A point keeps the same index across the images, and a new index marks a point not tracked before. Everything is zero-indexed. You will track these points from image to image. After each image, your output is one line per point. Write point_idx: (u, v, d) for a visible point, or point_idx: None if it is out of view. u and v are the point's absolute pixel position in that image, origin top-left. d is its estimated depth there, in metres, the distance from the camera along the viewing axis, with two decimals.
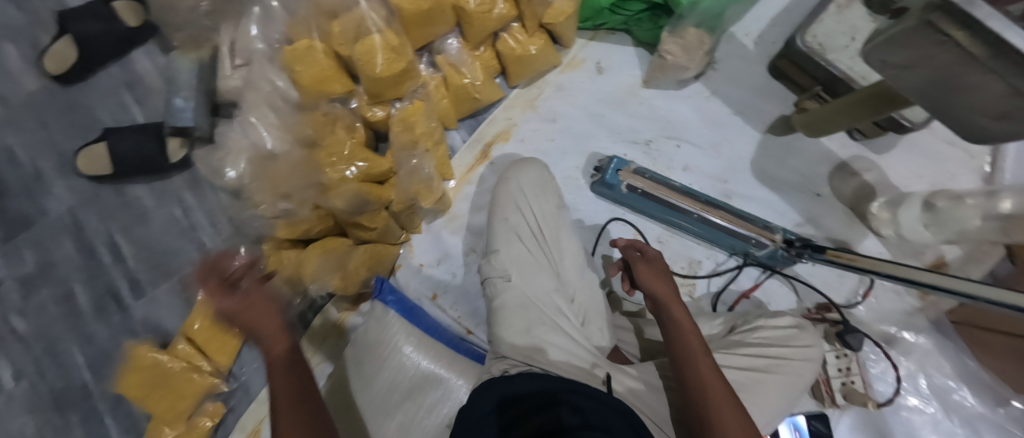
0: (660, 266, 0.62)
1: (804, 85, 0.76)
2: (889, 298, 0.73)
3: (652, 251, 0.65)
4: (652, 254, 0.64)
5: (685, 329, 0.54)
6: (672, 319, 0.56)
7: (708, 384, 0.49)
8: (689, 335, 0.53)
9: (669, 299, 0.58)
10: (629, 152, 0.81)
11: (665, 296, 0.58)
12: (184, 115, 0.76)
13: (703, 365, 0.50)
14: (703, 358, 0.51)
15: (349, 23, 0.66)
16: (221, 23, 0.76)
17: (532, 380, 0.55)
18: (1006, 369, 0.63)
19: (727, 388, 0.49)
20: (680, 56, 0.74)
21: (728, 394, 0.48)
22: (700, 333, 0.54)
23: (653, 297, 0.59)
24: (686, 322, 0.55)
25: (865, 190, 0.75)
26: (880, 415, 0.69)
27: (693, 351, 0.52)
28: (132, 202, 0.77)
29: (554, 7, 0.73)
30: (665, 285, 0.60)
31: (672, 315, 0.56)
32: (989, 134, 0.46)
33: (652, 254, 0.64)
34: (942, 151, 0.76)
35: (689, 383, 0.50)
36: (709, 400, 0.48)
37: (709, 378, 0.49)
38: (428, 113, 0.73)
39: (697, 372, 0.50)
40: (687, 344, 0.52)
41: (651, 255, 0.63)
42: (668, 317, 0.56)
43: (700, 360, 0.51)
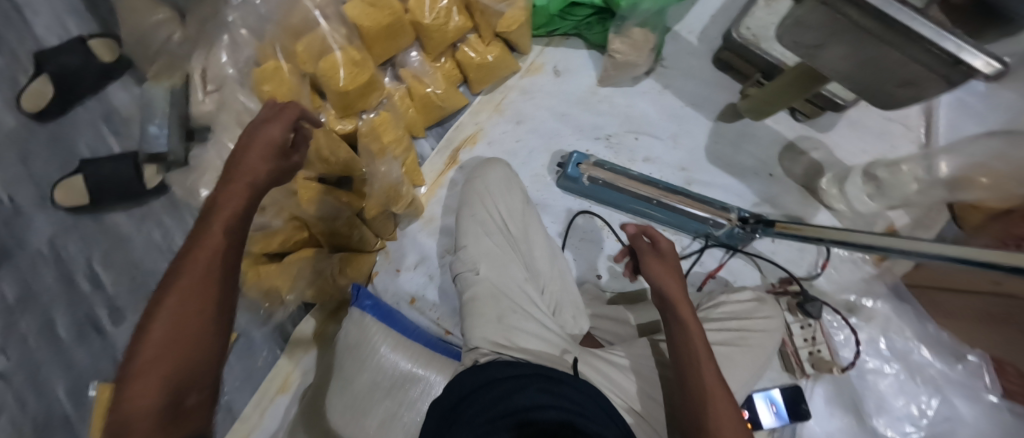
0: (671, 261, 0.57)
1: (746, 73, 0.81)
2: (848, 267, 0.76)
3: (665, 241, 0.60)
4: (665, 246, 0.59)
5: (693, 335, 0.51)
6: (684, 323, 0.52)
7: (709, 390, 0.48)
8: (695, 340, 0.51)
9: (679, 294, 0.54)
10: (593, 148, 0.84)
11: (677, 296, 0.53)
12: (158, 141, 0.78)
13: (705, 372, 0.49)
14: (707, 364, 0.49)
15: (312, 43, 0.70)
16: (194, 52, 0.80)
17: (524, 371, 0.54)
18: (966, 328, 0.65)
19: (731, 403, 0.47)
20: (629, 53, 0.79)
21: (727, 406, 0.47)
22: (707, 342, 0.51)
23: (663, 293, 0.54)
24: (694, 328, 0.52)
25: (814, 168, 0.80)
26: (848, 381, 0.70)
27: (698, 355, 0.50)
28: (111, 229, 0.79)
29: (507, 15, 0.77)
30: (676, 284, 0.55)
31: (681, 315, 0.52)
32: (893, 100, 0.50)
33: (666, 242, 0.59)
34: (881, 127, 0.81)
35: (692, 390, 0.48)
36: (711, 408, 0.46)
37: (711, 384, 0.48)
38: (395, 122, 0.77)
39: (703, 379, 0.48)
40: (695, 351, 0.50)
41: (663, 249, 0.59)
42: (678, 323, 0.52)
43: (705, 367, 0.49)
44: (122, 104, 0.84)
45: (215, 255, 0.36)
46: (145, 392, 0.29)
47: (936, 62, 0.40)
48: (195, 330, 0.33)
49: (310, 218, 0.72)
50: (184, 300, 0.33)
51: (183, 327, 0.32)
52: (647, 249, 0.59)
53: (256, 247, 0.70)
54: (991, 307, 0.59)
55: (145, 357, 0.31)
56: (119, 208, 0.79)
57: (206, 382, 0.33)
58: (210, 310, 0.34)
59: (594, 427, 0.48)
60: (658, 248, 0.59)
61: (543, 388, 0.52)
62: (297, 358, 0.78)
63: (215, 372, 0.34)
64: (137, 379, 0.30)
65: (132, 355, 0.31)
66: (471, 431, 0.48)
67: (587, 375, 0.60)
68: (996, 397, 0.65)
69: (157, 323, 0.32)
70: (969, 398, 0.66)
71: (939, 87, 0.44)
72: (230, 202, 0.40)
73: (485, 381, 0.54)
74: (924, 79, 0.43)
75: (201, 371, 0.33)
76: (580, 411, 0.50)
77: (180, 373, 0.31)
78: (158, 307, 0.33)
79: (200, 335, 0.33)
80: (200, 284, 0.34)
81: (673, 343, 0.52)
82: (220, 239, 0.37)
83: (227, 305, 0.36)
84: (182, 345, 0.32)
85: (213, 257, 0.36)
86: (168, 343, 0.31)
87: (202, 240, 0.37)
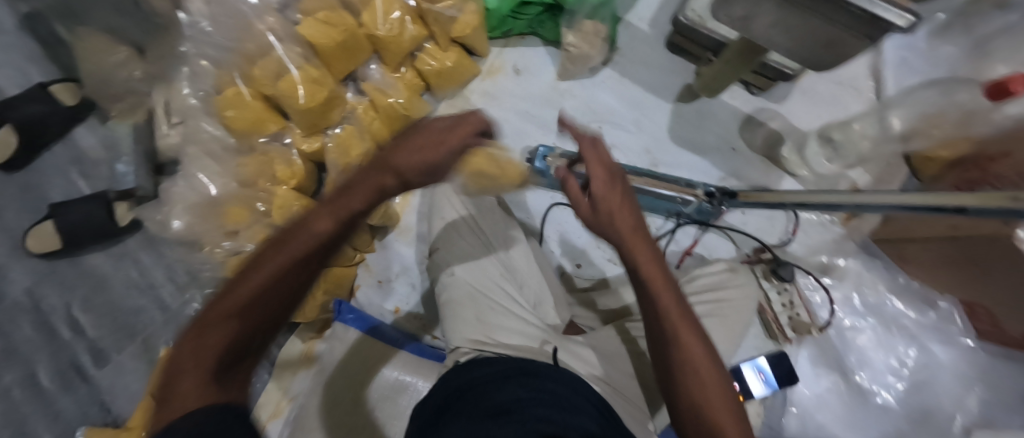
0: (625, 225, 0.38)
1: (698, 54, 0.83)
2: (817, 229, 0.78)
3: (603, 188, 0.37)
4: (607, 206, 0.37)
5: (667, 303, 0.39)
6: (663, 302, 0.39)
7: (698, 365, 0.39)
8: (682, 327, 0.39)
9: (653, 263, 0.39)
10: (559, 140, 0.86)
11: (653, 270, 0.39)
12: (126, 179, 0.82)
13: (693, 343, 0.39)
14: (699, 351, 0.39)
15: (268, 66, 0.71)
16: (155, 87, 0.81)
17: (501, 367, 0.55)
18: (940, 274, 0.66)
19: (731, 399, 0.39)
20: (583, 46, 0.81)
21: (725, 393, 0.39)
22: (694, 321, 0.40)
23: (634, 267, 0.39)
24: (674, 309, 0.39)
25: (773, 138, 0.82)
26: (829, 341, 0.72)
27: (688, 345, 0.39)
28: (88, 271, 0.78)
29: (460, 20, 0.79)
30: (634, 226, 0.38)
31: (657, 293, 0.39)
32: (825, 62, 0.52)
33: (607, 191, 0.37)
34: (833, 92, 0.84)
35: (682, 384, 0.40)
36: (705, 405, 0.39)
37: (700, 363, 0.39)
38: (360, 135, 0.79)
39: (694, 371, 0.39)
40: (682, 343, 0.39)
41: (604, 210, 0.37)
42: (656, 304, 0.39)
43: (691, 345, 0.39)
44: (89, 146, 0.84)
45: (317, 241, 0.36)
46: (209, 345, 0.33)
47: (855, 21, 0.42)
48: (269, 299, 0.35)
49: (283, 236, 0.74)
50: (268, 274, 0.35)
51: (262, 299, 0.35)
52: (589, 211, 0.39)
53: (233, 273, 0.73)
54: (951, 253, 0.63)
55: (218, 311, 0.34)
56: (96, 248, 0.79)
57: (257, 341, 0.36)
58: (289, 286, 0.36)
59: (581, 418, 0.48)
60: (598, 207, 0.38)
61: (529, 383, 0.52)
62: (291, 381, 0.77)
63: (270, 331, 0.37)
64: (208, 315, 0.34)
65: (214, 303, 0.35)
66: (461, 422, 0.47)
67: (566, 363, 0.60)
68: (971, 340, 0.67)
69: (246, 286, 0.34)
70: (945, 343, 0.68)
71: (863, 46, 0.46)
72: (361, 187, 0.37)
73: (466, 383, 0.54)
74: (848, 38, 0.45)
75: (256, 332, 0.36)
76: (565, 404, 0.49)
77: (235, 340, 0.34)
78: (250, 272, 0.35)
79: (265, 309, 0.35)
80: (282, 264, 0.35)
81: (654, 330, 0.41)
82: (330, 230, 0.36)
83: (302, 282, 0.37)
84: (254, 309, 0.35)
85: (311, 241, 0.35)
86: (237, 308, 0.34)
87: (316, 224, 0.36)
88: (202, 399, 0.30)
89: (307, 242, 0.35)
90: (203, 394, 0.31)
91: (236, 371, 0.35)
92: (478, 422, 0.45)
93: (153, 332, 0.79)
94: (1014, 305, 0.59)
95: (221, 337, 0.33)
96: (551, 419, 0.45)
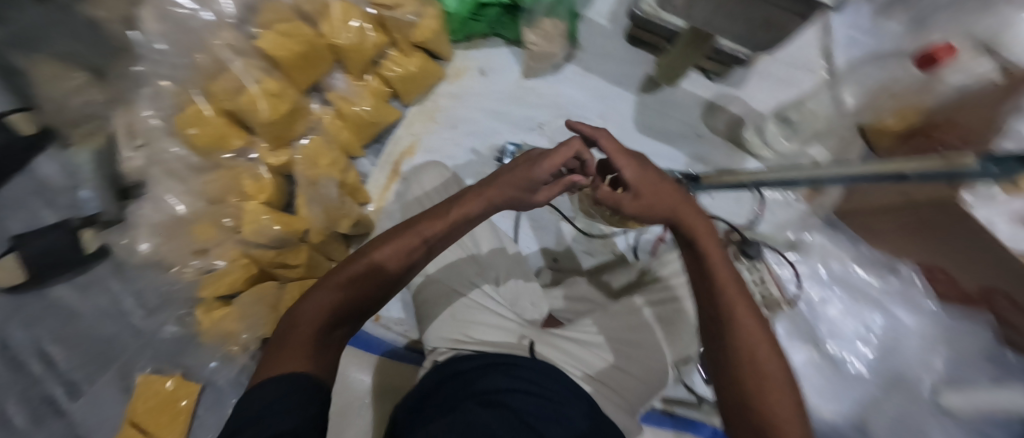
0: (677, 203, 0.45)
1: (657, 45, 0.85)
2: (781, 208, 0.83)
3: (637, 175, 0.46)
4: (648, 190, 0.45)
5: (723, 285, 0.42)
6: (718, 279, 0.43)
7: (752, 347, 0.41)
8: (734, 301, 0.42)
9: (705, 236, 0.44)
10: (528, 137, 0.87)
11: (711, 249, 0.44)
12: (90, 205, 0.76)
13: (750, 326, 0.41)
14: (752, 325, 0.41)
15: (228, 82, 0.70)
16: (115, 111, 0.79)
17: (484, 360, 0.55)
18: (901, 240, 0.70)
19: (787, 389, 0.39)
20: (543, 45, 0.83)
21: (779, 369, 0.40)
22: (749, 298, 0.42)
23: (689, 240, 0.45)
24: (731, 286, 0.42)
25: (735, 122, 0.85)
26: (800, 314, 0.75)
27: (741, 318, 0.41)
28: (54, 304, 0.70)
29: (421, 25, 0.79)
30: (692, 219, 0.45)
31: (712, 266, 0.43)
32: (761, 40, 0.58)
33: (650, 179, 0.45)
34: (789, 73, 0.86)
35: (737, 357, 0.41)
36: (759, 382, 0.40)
37: (757, 347, 0.40)
38: (328, 145, 0.79)
39: (746, 345, 0.41)
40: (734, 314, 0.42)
41: (645, 194, 0.45)
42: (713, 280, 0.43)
43: (748, 326, 0.41)
44: None
45: (415, 242, 0.48)
46: (318, 306, 0.43)
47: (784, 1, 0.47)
48: (371, 282, 0.46)
49: (254, 251, 0.74)
50: (375, 262, 0.46)
51: (366, 279, 0.46)
52: (632, 202, 0.45)
53: (209, 291, 0.74)
54: (909, 219, 0.66)
55: (333, 282, 0.45)
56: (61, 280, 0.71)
57: (349, 322, 0.46)
58: (387, 277, 0.47)
59: (568, 412, 0.49)
60: (639, 194, 0.45)
61: (507, 371, 0.53)
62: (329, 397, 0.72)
63: (360, 315, 0.47)
64: (328, 284, 0.45)
65: (330, 276, 0.46)
66: (441, 411, 0.49)
67: (545, 355, 0.60)
68: (934, 304, 0.70)
69: (358, 265, 0.46)
70: (910, 307, 0.71)
71: (795, 21, 0.50)
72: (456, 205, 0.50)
73: (453, 372, 0.55)
74: (781, 17, 0.50)
75: (351, 312, 0.46)
76: (543, 395, 0.51)
77: (338, 310, 0.44)
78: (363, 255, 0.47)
79: (366, 292, 0.46)
80: (385, 255, 0.47)
81: (707, 310, 0.44)
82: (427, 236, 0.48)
83: (396, 278, 0.48)
84: (358, 287, 0.46)
85: (411, 242, 0.48)
86: (347, 283, 0.45)
87: (417, 229, 0.48)
88: (301, 354, 0.40)
89: (408, 242, 0.47)
90: (309, 355, 0.41)
91: (336, 335, 0.45)
92: (454, 412, 0.47)
93: (130, 358, 0.77)
94: (971, 264, 0.61)
95: (326, 303, 0.44)
96: (523, 422, 0.46)
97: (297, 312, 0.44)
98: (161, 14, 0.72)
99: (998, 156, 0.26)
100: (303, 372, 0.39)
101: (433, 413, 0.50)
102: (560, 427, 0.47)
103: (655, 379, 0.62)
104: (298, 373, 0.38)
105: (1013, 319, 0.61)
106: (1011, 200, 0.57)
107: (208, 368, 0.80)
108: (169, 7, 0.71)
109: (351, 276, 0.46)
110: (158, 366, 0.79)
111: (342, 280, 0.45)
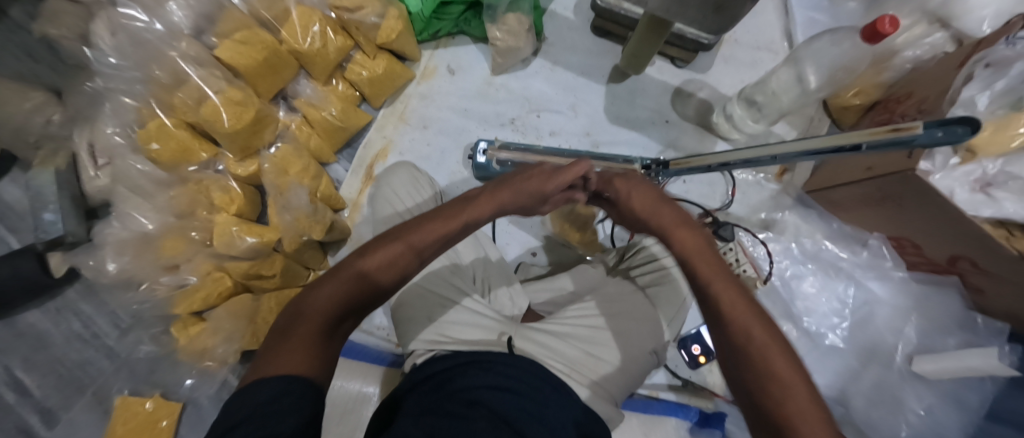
0: (664, 220, 0.47)
1: (623, 35, 0.87)
2: (753, 189, 0.85)
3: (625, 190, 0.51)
4: (636, 201, 0.49)
5: (716, 280, 0.41)
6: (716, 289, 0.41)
7: (754, 337, 0.38)
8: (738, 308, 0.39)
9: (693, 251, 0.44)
10: (500, 133, 0.87)
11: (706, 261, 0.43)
12: (54, 227, 0.73)
13: (744, 316, 0.39)
14: (757, 326, 0.38)
15: (189, 94, 0.70)
16: (75, 129, 0.76)
17: (459, 361, 0.55)
18: (866, 214, 0.72)
19: (803, 376, 0.35)
20: (509, 39, 0.82)
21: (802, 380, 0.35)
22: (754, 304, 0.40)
23: (682, 260, 0.45)
24: (734, 295, 0.40)
25: (703, 107, 0.86)
26: (775, 291, 0.77)
27: (745, 322, 0.38)
28: (26, 330, 0.75)
29: (383, 26, 0.78)
30: (685, 229, 0.46)
31: (703, 274, 0.42)
32: (720, 25, 0.61)
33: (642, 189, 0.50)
34: (752, 56, 0.88)
35: (753, 370, 0.37)
36: (776, 387, 0.35)
37: (759, 336, 0.38)
38: (297, 151, 0.78)
39: (754, 344, 0.37)
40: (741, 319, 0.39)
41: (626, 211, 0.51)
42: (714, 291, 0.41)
43: (740, 318, 0.39)
44: (13, 198, 0.79)
45: (429, 235, 0.46)
46: (323, 302, 0.40)
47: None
48: (382, 277, 0.43)
49: (228, 263, 0.74)
50: (386, 258, 0.44)
51: (378, 274, 0.43)
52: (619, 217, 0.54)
53: (182, 308, 0.73)
54: (870, 191, 0.67)
55: (338, 276, 0.42)
56: (32, 306, 0.76)
57: (353, 318, 0.43)
58: (398, 272, 0.44)
59: (555, 413, 0.50)
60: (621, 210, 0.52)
61: (485, 367, 0.53)
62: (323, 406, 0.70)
63: (365, 310, 0.44)
64: (331, 281, 0.42)
65: (335, 270, 0.43)
66: (416, 411, 0.49)
67: (524, 350, 0.60)
68: (903, 272, 0.73)
69: (368, 260, 0.43)
70: (880, 278, 0.74)
71: (744, 3, 0.53)
72: (470, 207, 0.49)
73: (431, 372, 0.55)
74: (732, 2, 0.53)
75: (358, 308, 0.43)
76: (519, 394, 0.50)
77: (344, 305, 0.41)
78: (372, 249, 0.44)
79: (375, 286, 0.43)
80: (398, 252, 0.44)
81: (710, 315, 0.41)
82: (440, 232, 0.47)
83: (407, 273, 0.45)
84: (366, 283, 0.42)
85: (424, 241, 0.46)
86: (355, 278, 0.42)
87: (429, 224, 0.47)
88: (301, 357, 0.37)
89: (421, 238, 0.46)
90: (310, 358, 0.38)
91: (341, 332, 0.42)
92: (428, 412, 0.47)
93: (103, 384, 0.75)
94: (932, 232, 0.63)
95: (331, 299, 0.41)
96: (498, 419, 0.46)
97: (300, 308, 0.40)
98: (114, 28, 0.70)
99: (941, 122, 0.29)
100: (299, 375, 0.36)
101: (407, 416, 0.49)
102: (539, 425, 0.47)
103: (634, 367, 0.62)
104: (294, 376, 0.36)
105: (978, 282, 0.63)
106: (966, 166, 0.57)
107: (184, 386, 0.77)
108: (122, 20, 0.69)
109: (356, 275, 0.42)
110: (136, 387, 0.76)
111: (346, 279, 0.42)
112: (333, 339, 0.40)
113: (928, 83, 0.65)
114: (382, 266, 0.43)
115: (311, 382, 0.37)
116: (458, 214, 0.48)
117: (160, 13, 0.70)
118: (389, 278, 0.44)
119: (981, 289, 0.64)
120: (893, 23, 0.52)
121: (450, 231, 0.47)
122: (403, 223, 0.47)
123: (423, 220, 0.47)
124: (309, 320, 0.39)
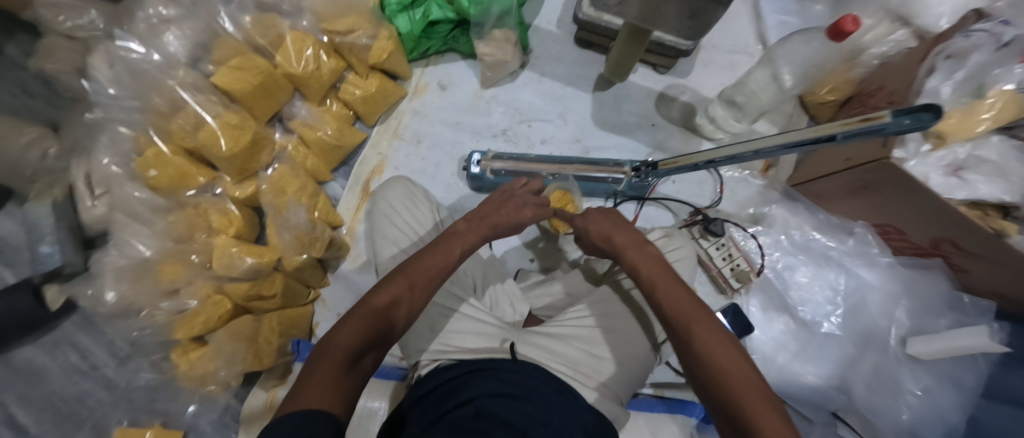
0: (620, 241, 0.57)
1: (606, 45, 0.91)
2: (739, 186, 0.87)
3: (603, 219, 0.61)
4: (607, 224, 0.60)
5: (660, 285, 0.50)
6: (664, 291, 0.49)
7: (698, 331, 0.45)
8: (685, 306, 0.47)
9: (644, 262, 0.54)
10: (492, 144, 0.89)
11: (660, 273, 0.52)
12: (52, 259, 0.75)
13: (694, 312, 0.47)
14: (703, 322, 0.46)
15: (187, 120, 0.71)
16: (72, 162, 0.76)
17: (463, 371, 0.55)
18: (848, 205, 0.76)
19: (742, 362, 0.42)
20: (496, 54, 0.86)
21: (741, 362, 0.43)
22: (695, 299, 0.48)
23: (638, 274, 0.53)
24: (682, 299, 0.48)
25: (687, 109, 0.90)
26: (771, 284, 0.80)
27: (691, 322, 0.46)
28: (22, 366, 0.72)
29: (374, 47, 0.81)
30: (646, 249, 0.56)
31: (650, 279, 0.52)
32: (696, 31, 0.61)
33: (599, 214, 0.61)
34: (729, 60, 0.92)
35: (702, 365, 0.43)
36: (725, 376, 0.42)
37: (703, 330, 0.45)
38: (294, 171, 0.79)
39: (701, 339, 0.44)
40: (687, 318, 0.46)
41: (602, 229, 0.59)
42: (665, 295, 0.50)
43: (692, 315, 0.46)
44: (7, 233, 0.77)
45: (435, 264, 0.55)
46: (346, 337, 0.45)
47: None
48: (395, 307, 0.50)
49: (228, 285, 0.74)
50: (398, 286, 0.51)
51: (393, 303, 0.50)
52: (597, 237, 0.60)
53: (182, 333, 0.73)
54: (851, 181, 0.70)
55: (359, 313, 0.48)
56: (27, 341, 0.73)
57: (375, 351, 0.47)
58: (411, 299, 0.51)
59: (562, 419, 0.50)
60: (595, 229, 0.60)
61: (487, 375, 0.54)
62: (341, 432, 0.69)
63: (384, 341, 0.48)
64: (350, 319, 0.48)
65: (357, 309, 0.49)
66: (424, 423, 0.49)
67: (527, 355, 0.60)
68: (889, 257, 0.76)
69: (384, 291, 0.50)
70: (869, 265, 0.77)
71: (716, 8, 0.55)
72: (462, 237, 0.59)
73: (437, 382, 0.56)
74: (703, 7, 0.55)
75: (377, 339, 0.47)
76: (524, 400, 0.51)
77: (365, 337, 0.46)
78: (389, 282, 0.51)
79: (391, 314, 0.49)
80: (409, 281, 0.52)
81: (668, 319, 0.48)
82: (441, 260, 0.55)
83: (418, 301, 0.51)
84: (383, 315, 0.48)
85: (429, 270, 0.54)
86: (375, 310, 0.48)
87: (431, 256, 0.55)
88: (328, 388, 0.41)
89: (428, 267, 0.54)
90: (334, 395, 0.41)
91: (364, 365, 0.46)
92: (436, 424, 0.47)
93: (101, 418, 0.73)
94: (915, 218, 0.65)
95: (354, 334, 0.46)
96: (504, 425, 0.46)
97: (325, 347, 0.45)
98: (113, 60, 0.72)
99: (908, 110, 0.31)
100: (320, 409, 0.39)
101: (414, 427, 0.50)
102: (543, 428, 0.47)
103: (636, 365, 0.63)
104: (317, 410, 0.38)
105: (961, 262, 0.66)
106: (938, 152, 0.61)
107: (187, 413, 0.76)
108: (121, 53, 0.72)
109: (371, 310, 0.48)
110: (135, 417, 0.75)
111: (363, 315, 0.48)
112: (353, 372, 0.44)
113: (894, 76, 0.69)
114: (397, 297, 0.50)
115: (333, 416, 0.39)
116: (452, 246, 0.58)
117: (157, 43, 0.73)
118: (404, 307, 0.50)
119: (965, 270, 0.66)
120: (855, 21, 0.56)
121: (446, 259, 0.56)
122: (409, 257, 0.55)
123: (424, 256, 0.55)
124: (330, 355, 0.44)
